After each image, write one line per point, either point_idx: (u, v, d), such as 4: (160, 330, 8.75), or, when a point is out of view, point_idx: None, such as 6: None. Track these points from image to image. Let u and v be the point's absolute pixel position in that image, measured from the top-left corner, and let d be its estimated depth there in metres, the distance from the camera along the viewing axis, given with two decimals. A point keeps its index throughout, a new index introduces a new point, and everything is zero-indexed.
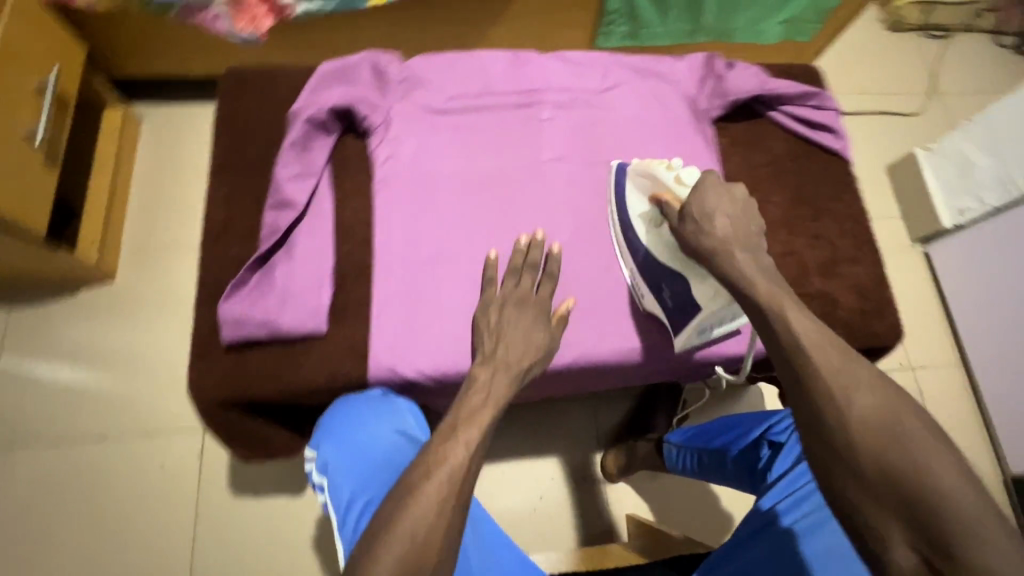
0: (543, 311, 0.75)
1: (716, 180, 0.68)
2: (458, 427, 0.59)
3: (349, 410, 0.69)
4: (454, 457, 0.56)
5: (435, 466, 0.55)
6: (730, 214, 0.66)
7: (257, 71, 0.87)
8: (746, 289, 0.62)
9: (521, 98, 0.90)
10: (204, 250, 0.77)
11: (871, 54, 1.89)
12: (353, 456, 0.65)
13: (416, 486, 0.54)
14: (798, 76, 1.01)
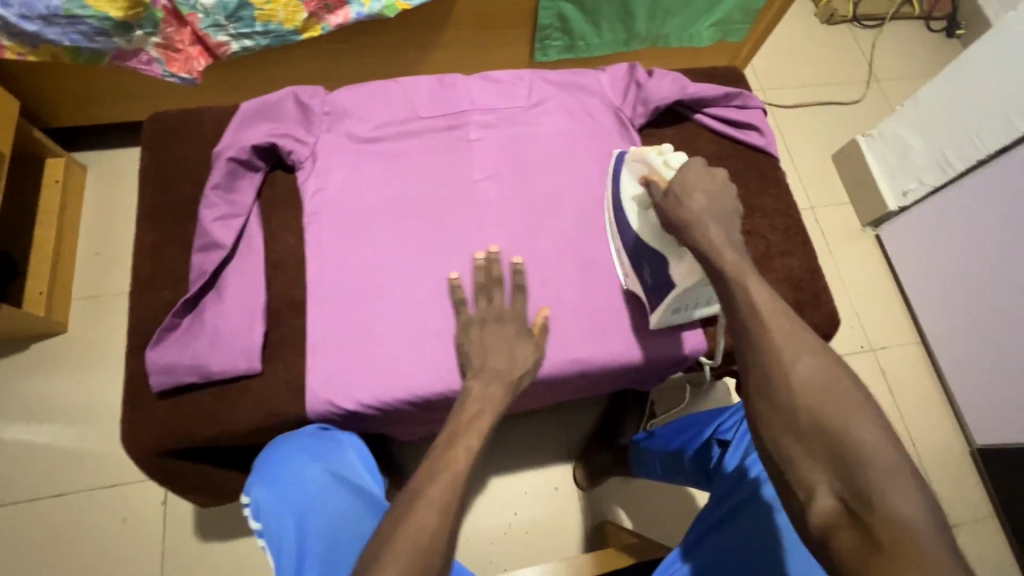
0: (519, 314, 0.75)
1: (698, 165, 0.70)
2: (460, 435, 0.60)
3: (281, 450, 0.68)
4: (456, 463, 0.57)
5: (444, 470, 0.56)
6: (708, 194, 0.67)
7: (180, 114, 0.87)
8: (711, 255, 0.63)
9: (448, 121, 0.92)
10: (132, 298, 0.76)
11: (808, 48, 1.95)
12: (286, 499, 0.64)
13: (428, 492, 0.54)
14: (721, 78, 1.04)
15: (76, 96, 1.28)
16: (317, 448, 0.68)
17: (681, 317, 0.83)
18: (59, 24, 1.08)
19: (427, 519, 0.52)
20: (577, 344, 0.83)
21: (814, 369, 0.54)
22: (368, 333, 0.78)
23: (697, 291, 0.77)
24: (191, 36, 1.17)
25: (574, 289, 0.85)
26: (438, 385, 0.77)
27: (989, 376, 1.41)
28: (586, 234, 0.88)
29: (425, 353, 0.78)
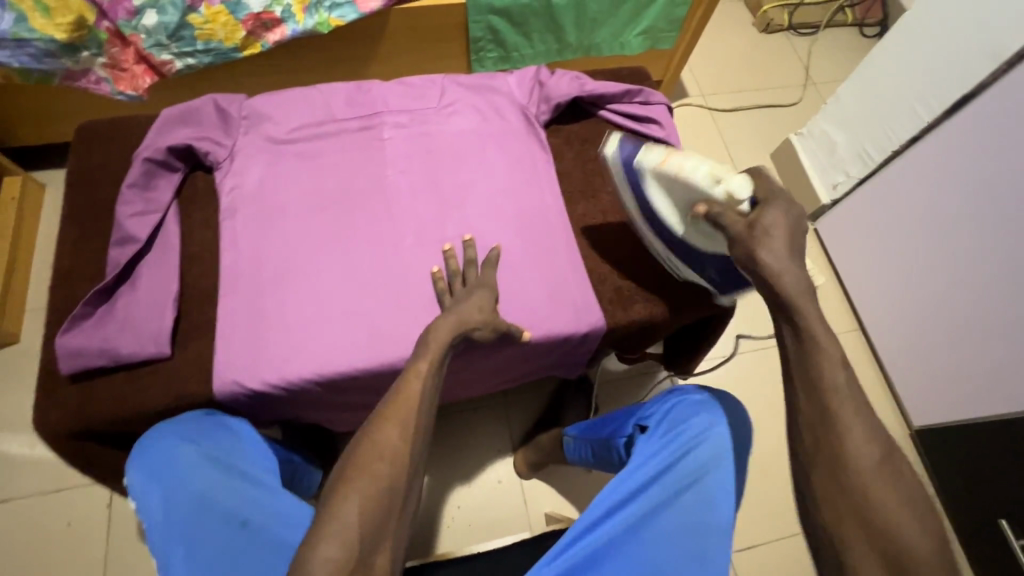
0: (483, 288, 0.82)
1: (773, 206, 0.69)
2: (389, 413, 0.62)
3: (152, 436, 0.68)
4: (385, 436, 0.61)
5: (400, 399, 0.64)
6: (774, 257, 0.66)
7: (107, 121, 0.93)
8: (779, 296, 0.64)
9: (362, 124, 0.97)
10: (52, 291, 0.81)
11: (746, 56, 2.03)
12: (157, 477, 0.64)
13: (384, 414, 0.62)
14: (626, 78, 1.11)
15: (34, 116, 1.34)
16: (188, 429, 0.69)
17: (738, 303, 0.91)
18: (7, 48, 1.12)
19: (388, 438, 0.61)
20: None
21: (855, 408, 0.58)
22: (274, 318, 0.82)
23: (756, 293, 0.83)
24: (136, 55, 1.23)
25: None
26: (341, 366, 0.81)
27: (920, 358, 1.44)
28: (491, 223, 0.93)
29: (328, 337, 0.82)
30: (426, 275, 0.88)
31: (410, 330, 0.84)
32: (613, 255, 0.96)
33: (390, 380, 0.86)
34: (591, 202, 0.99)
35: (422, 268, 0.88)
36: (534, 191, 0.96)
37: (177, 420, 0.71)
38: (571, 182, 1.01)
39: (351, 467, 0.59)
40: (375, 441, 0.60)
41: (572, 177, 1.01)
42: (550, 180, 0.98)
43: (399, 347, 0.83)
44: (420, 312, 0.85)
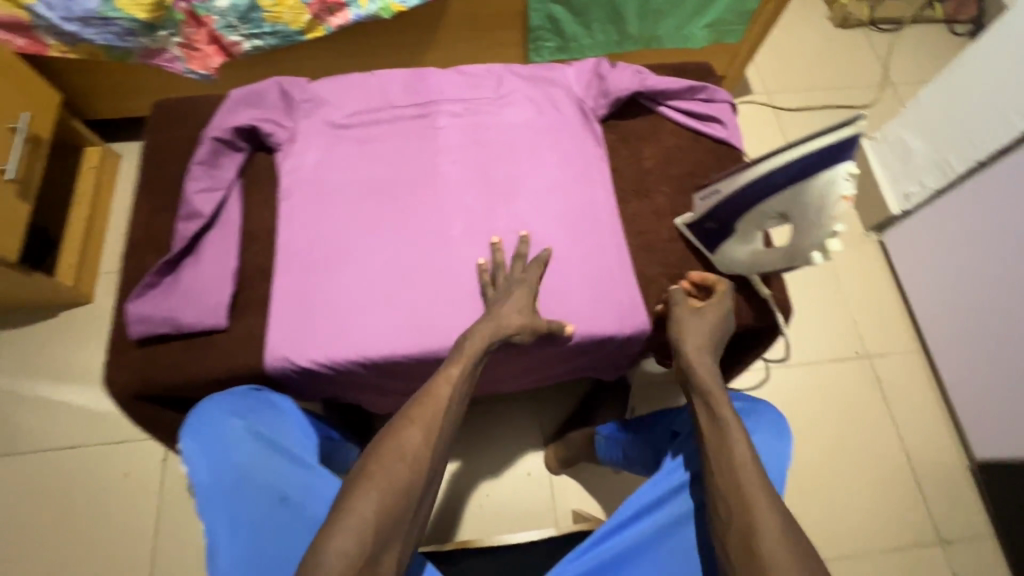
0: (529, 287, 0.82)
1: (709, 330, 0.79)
2: (414, 415, 0.65)
3: (206, 405, 0.74)
4: (410, 436, 0.64)
5: (427, 400, 0.67)
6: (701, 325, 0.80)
7: (180, 99, 0.98)
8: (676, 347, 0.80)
9: (418, 112, 0.98)
10: (124, 259, 0.86)
11: (819, 52, 1.91)
12: (206, 447, 0.69)
13: (411, 415, 0.65)
14: (689, 73, 1.06)
15: (115, 90, 1.42)
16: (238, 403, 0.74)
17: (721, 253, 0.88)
18: (94, 26, 1.19)
19: (410, 438, 0.63)
20: None
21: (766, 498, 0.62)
22: (325, 298, 0.84)
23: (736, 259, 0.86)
24: (208, 36, 1.27)
25: None
26: (384, 351, 0.82)
27: (986, 388, 1.34)
28: (540, 218, 0.92)
29: (374, 321, 0.84)
30: (471, 265, 0.88)
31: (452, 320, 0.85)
32: (662, 257, 0.92)
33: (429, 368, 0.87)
34: (643, 201, 0.96)
35: (468, 259, 0.89)
36: (585, 187, 0.94)
37: (229, 392, 0.76)
38: (625, 179, 0.98)
39: (370, 464, 0.61)
40: (399, 439, 0.63)
41: (626, 175, 0.98)
42: (603, 177, 0.96)
43: (442, 336, 0.84)
44: (466, 302, 0.86)
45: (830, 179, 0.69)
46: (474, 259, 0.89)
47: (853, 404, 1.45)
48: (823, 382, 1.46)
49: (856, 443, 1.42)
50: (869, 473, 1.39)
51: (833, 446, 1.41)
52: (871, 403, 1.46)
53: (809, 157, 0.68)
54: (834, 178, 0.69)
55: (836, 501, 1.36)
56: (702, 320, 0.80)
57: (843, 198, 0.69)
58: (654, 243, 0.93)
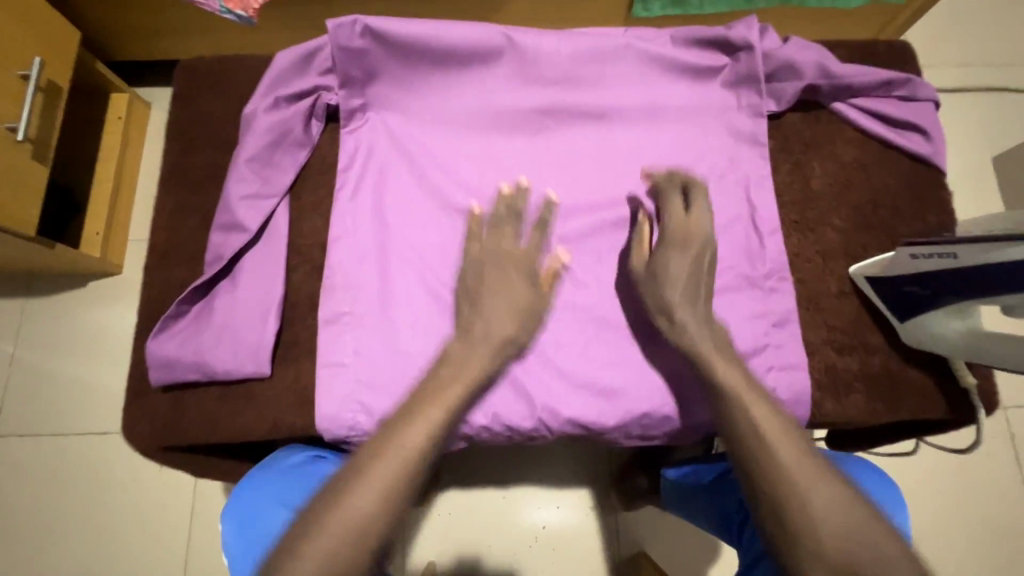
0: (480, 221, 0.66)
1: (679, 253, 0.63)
2: (377, 452, 0.49)
3: (249, 485, 0.63)
4: (358, 500, 0.47)
5: (393, 444, 0.49)
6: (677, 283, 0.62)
7: (211, 62, 0.77)
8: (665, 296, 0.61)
9: (512, 48, 0.73)
10: (146, 271, 0.69)
11: (989, 15, 1.52)
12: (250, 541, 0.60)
13: (362, 470, 0.48)
14: (880, 55, 0.78)
15: (142, 29, 1.21)
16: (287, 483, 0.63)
17: (943, 343, 0.64)
18: None
19: (358, 506, 0.46)
20: (641, 385, 0.66)
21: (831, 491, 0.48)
22: (398, 330, 0.66)
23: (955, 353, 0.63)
24: None
25: (653, 315, 0.68)
26: (498, 407, 0.65)
27: None
28: None
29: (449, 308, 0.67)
30: (582, 290, 0.69)
31: (554, 341, 0.67)
32: (828, 318, 0.69)
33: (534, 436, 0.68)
34: (808, 238, 0.72)
35: (561, 233, 0.70)
36: (729, 211, 0.71)
37: (279, 470, 0.64)
38: (786, 203, 0.73)
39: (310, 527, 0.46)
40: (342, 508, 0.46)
41: (785, 198, 0.73)
42: (758, 201, 0.71)
43: (546, 389, 0.66)
44: (581, 345, 0.67)
45: None
46: (575, 230, 0.71)
47: (971, 462, 1.24)
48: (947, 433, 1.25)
49: (968, 513, 1.20)
50: (987, 548, 1.19)
51: (948, 513, 1.21)
52: (1000, 462, 1.23)
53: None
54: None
55: None
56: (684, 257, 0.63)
57: None
58: (820, 297, 0.70)
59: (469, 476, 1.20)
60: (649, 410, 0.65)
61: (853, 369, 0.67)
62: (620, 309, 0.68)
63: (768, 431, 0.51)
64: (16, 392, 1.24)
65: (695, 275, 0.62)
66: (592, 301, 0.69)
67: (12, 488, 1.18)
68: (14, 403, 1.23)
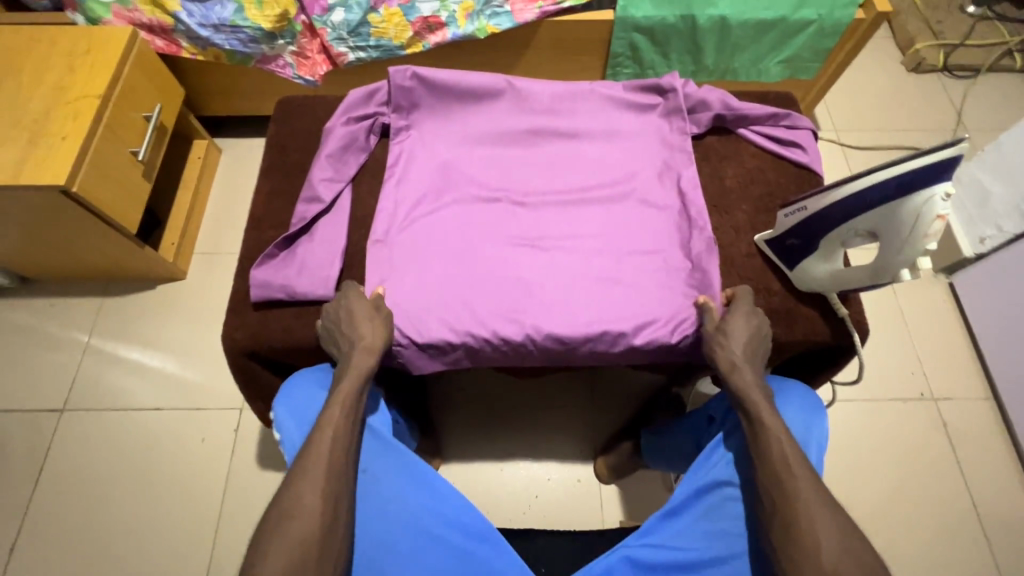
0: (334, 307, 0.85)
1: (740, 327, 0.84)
2: (305, 465, 0.68)
3: (278, 387, 0.85)
4: (308, 496, 0.65)
5: (315, 452, 0.69)
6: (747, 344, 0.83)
7: (301, 98, 1.09)
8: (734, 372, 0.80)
9: (511, 90, 1.05)
10: (246, 232, 0.96)
11: (892, 94, 1.92)
12: (281, 418, 0.81)
13: (301, 473, 0.67)
14: (771, 100, 1.11)
15: (228, 90, 1.58)
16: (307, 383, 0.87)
17: (822, 280, 0.88)
18: (225, 32, 1.36)
19: (304, 498, 0.65)
20: (603, 314, 0.89)
21: (835, 530, 0.65)
22: (426, 270, 0.91)
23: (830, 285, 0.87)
24: (319, 46, 1.42)
25: (613, 267, 0.93)
26: (497, 326, 0.88)
27: None
28: (625, 219, 0.97)
29: (465, 258, 0.93)
30: (562, 251, 0.95)
31: (541, 284, 0.91)
32: (741, 271, 0.95)
33: (523, 352, 0.90)
34: (724, 217, 0.99)
35: (547, 211, 0.98)
36: (665, 196, 0.99)
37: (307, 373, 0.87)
38: (707, 194, 1.02)
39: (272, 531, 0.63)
40: (295, 499, 0.65)
41: (707, 191, 1.02)
42: (688, 191, 0.99)
43: (534, 316, 0.89)
44: (562, 289, 0.91)
45: (926, 199, 0.69)
46: (556, 209, 0.98)
47: (909, 446, 1.42)
48: (884, 419, 1.44)
49: (906, 490, 1.37)
50: (928, 521, 1.35)
51: (890, 490, 1.38)
52: (934, 446, 1.42)
53: (908, 177, 0.69)
54: (929, 199, 0.69)
55: (889, 549, 1.32)
56: (744, 329, 0.84)
57: (940, 217, 0.69)
58: (734, 257, 0.96)
59: (472, 450, 1.38)
60: (609, 330, 0.88)
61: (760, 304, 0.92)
62: (587, 261, 0.94)
63: (784, 453, 0.71)
64: (86, 373, 1.45)
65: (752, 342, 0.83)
66: (568, 256, 0.94)
67: (73, 455, 1.36)
68: (83, 382, 1.44)
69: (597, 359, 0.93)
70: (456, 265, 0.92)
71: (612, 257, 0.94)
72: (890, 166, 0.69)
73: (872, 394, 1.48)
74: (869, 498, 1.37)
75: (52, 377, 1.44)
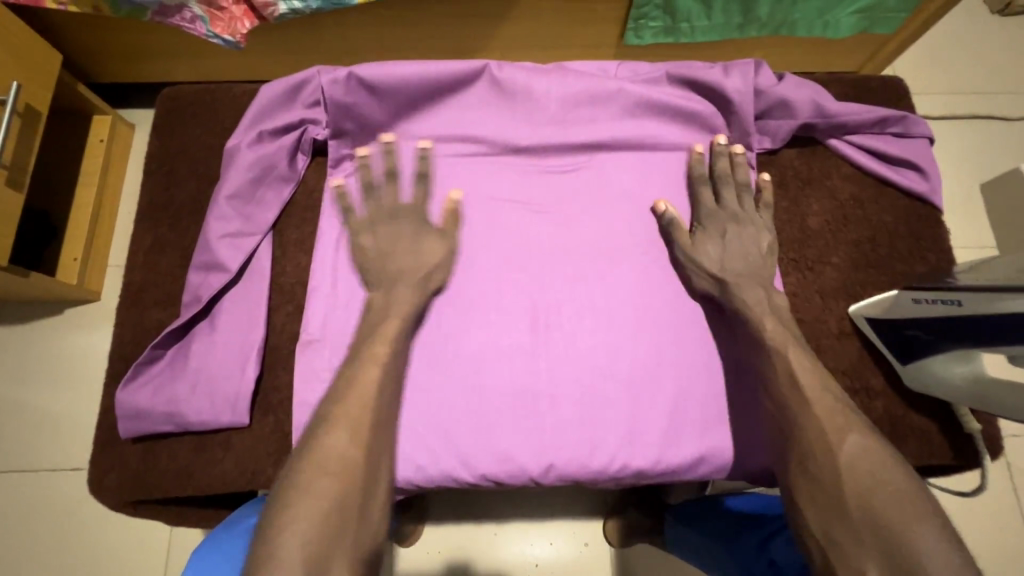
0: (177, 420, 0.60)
1: (718, 235, 0.67)
2: None
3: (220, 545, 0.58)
4: None
5: None
6: (732, 252, 0.66)
7: (193, 91, 0.74)
8: (756, 323, 0.62)
9: (500, 87, 0.72)
10: (120, 311, 0.66)
11: (971, 44, 1.55)
12: None
13: None
14: (873, 91, 0.78)
15: (121, 50, 1.18)
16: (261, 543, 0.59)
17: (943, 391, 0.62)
18: None
19: None
20: (636, 437, 0.63)
21: None
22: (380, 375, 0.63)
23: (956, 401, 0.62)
24: None
25: (651, 359, 0.65)
26: (486, 465, 0.62)
27: None
28: (671, 290, 0.68)
29: (439, 355, 0.64)
30: (579, 337, 0.66)
31: (550, 393, 0.64)
32: (829, 360, 0.67)
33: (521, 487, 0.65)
34: (806, 277, 0.70)
35: (558, 278, 0.68)
36: None
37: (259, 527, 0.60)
38: (782, 242, 0.72)
39: None
40: None
41: (782, 237, 0.72)
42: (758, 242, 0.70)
43: (537, 445, 0.62)
44: (581, 404, 0.63)
45: None
46: (569, 274, 0.68)
47: None
48: None
49: None
50: None
51: None
52: None
53: None
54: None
55: None
56: (728, 243, 0.67)
57: None
58: (819, 339, 0.68)
59: (458, 511, 1.16)
60: (649, 464, 0.62)
61: None
62: (616, 358, 0.65)
63: (841, 454, 0.51)
64: None
65: (734, 255, 0.66)
66: (586, 347, 0.66)
67: None
68: None
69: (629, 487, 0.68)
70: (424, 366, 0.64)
71: (651, 345, 0.66)
72: None
73: None
74: None
75: None
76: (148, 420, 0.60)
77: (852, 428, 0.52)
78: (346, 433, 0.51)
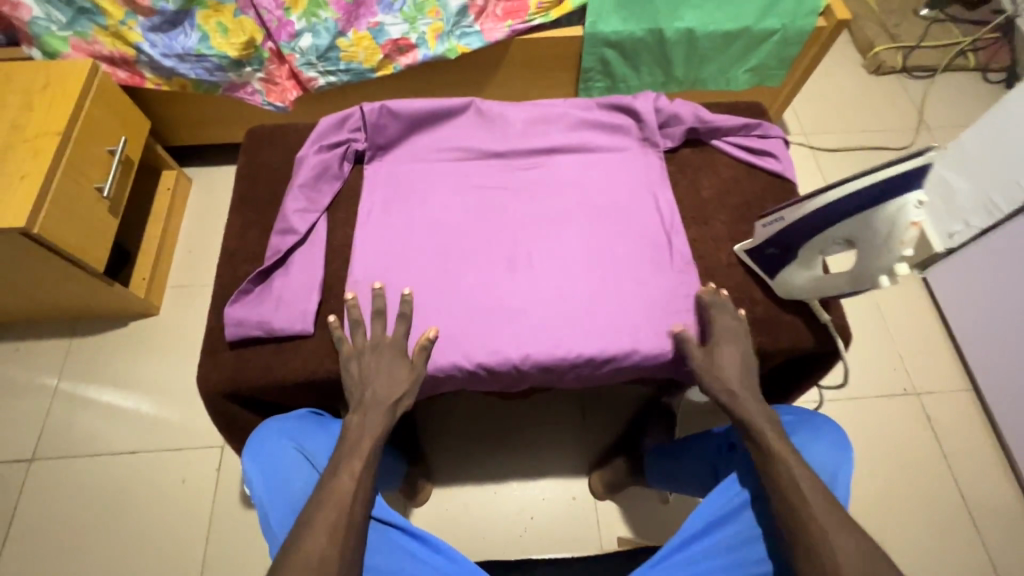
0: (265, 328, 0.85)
1: (725, 354, 0.82)
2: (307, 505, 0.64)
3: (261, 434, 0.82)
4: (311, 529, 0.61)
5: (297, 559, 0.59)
6: (735, 369, 0.81)
7: (270, 127, 1.07)
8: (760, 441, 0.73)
9: (484, 116, 1.06)
10: (220, 268, 0.94)
11: (856, 96, 1.97)
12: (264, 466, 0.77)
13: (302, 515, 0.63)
14: (742, 111, 1.12)
15: (195, 119, 1.55)
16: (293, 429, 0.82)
17: (797, 288, 0.89)
18: (190, 61, 1.33)
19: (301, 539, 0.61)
20: (588, 334, 0.88)
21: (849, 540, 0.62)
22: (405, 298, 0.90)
23: (807, 292, 0.88)
24: (288, 72, 1.40)
25: (596, 283, 0.93)
26: (481, 357, 0.86)
27: None
28: (607, 240, 0.97)
29: (447, 286, 0.91)
30: (544, 272, 0.94)
31: (526, 309, 0.90)
32: (723, 281, 0.95)
33: (508, 377, 0.89)
34: (703, 228, 0.99)
35: (529, 234, 0.97)
36: (645, 214, 0.99)
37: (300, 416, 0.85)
38: (685, 207, 1.02)
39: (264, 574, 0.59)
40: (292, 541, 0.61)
41: (684, 204, 1.02)
42: (666, 205, 1.00)
43: (517, 342, 0.87)
44: (547, 313, 0.90)
45: (901, 206, 0.70)
46: (536, 232, 0.97)
47: (898, 443, 1.43)
48: (868, 418, 1.46)
49: (900, 486, 1.39)
50: (922, 519, 1.35)
51: (885, 489, 1.38)
52: (920, 440, 1.44)
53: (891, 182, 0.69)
54: (904, 206, 0.70)
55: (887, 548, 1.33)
56: (734, 361, 0.82)
57: (914, 223, 0.70)
58: (716, 268, 0.96)
59: (461, 475, 1.35)
60: (597, 352, 0.87)
61: (744, 315, 0.92)
62: (571, 283, 0.93)
63: (839, 550, 0.61)
64: (55, 420, 1.38)
65: (741, 372, 0.81)
66: (550, 278, 0.93)
67: (44, 507, 1.29)
68: (52, 429, 1.37)
69: (588, 380, 0.93)
70: (436, 293, 0.91)
71: (596, 275, 0.93)
72: (864, 176, 0.70)
73: (857, 393, 1.50)
74: (862, 497, 1.38)
75: (20, 425, 1.38)
76: (244, 328, 0.86)
77: (849, 528, 0.63)
78: (324, 534, 0.61)
